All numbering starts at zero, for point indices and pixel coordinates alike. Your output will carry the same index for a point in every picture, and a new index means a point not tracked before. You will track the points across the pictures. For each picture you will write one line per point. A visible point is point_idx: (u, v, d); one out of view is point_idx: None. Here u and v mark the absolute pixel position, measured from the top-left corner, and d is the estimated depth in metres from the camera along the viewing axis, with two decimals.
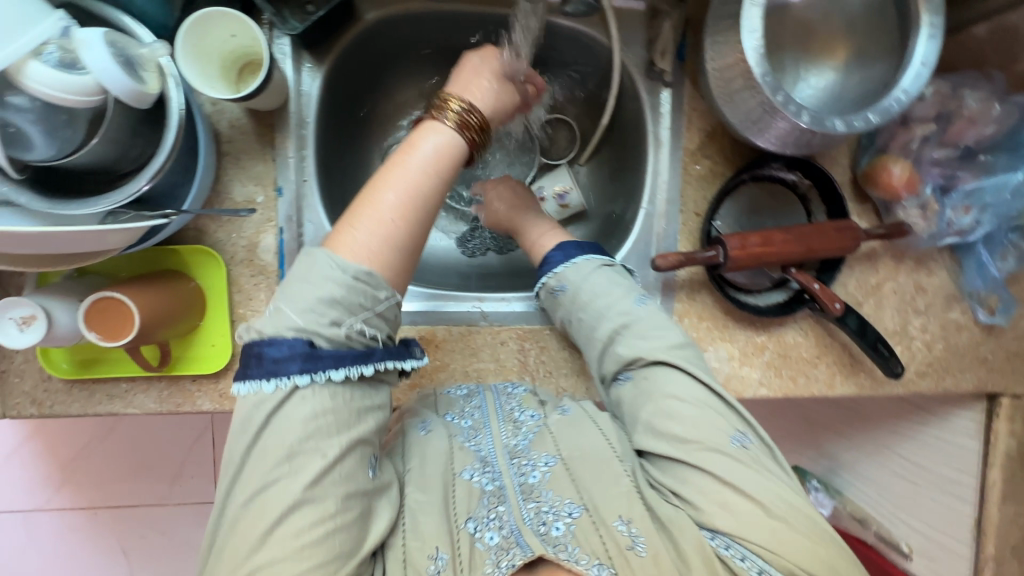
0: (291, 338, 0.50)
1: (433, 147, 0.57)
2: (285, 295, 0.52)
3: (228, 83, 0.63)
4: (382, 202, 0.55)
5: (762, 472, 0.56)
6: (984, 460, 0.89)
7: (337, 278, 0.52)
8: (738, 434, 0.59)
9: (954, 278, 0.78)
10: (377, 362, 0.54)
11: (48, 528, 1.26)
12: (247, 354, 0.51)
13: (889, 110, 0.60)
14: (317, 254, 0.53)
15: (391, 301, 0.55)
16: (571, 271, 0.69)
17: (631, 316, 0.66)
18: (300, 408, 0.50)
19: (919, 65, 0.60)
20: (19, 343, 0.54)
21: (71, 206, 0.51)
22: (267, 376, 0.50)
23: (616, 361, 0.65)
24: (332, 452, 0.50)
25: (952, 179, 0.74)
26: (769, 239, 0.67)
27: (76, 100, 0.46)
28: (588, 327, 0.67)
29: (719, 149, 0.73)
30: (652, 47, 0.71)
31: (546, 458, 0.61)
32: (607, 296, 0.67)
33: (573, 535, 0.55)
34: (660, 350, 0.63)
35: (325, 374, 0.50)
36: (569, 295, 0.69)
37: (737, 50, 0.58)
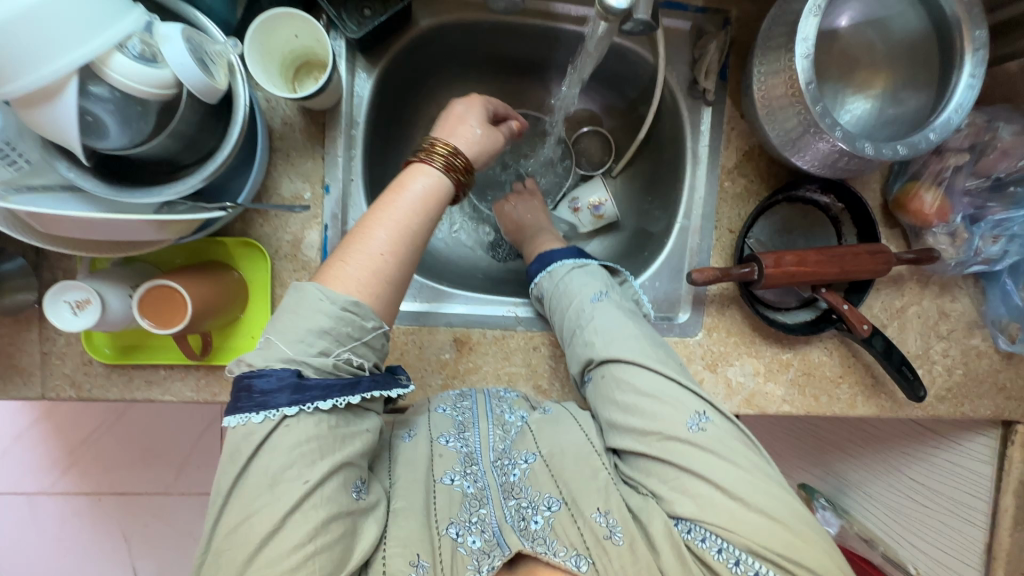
0: (280, 370, 0.48)
1: (419, 186, 0.58)
2: (275, 326, 0.51)
3: (285, 81, 0.64)
4: (371, 236, 0.55)
5: (725, 456, 0.56)
6: (997, 486, 0.90)
7: (325, 309, 0.51)
8: (695, 418, 0.58)
9: (976, 305, 0.80)
10: (363, 392, 0.52)
11: (53, 511, 1.25)
12: (237, 387, 0.49)
13: (918, 146, 0.60)
14: (307, 288, 0.52)
15: (379, 331, 0.54)
16: (544, 282, 0.72)
17: (589, 318, 0.67)
18: (286, 437, 0.48)
19: (953, 110, 0.60)
20: (73, 327, 0.55)
21: (134, 193, 0.52)
22: (256, 408, 0.48)
23: (579, 362, 0.66)
24: (314, 476, 0.47)
25: (982, 209, 0.75)
26: (803, 259, 0.69)
27: (154, 93, 0.47)
28: (560, 334, 0.69)
29: (755, 168, 0.75)
30: (696, 67, 0.73)
31: (526, 456, 0.61)
32: (569, 300, 0.69)
33: (551, 527, 0.56)
34: (612, 345, 0.64)
35: (313, 403, 0.49)
36: (547, 304, 0.71)
37: (788, 74, 0.60)
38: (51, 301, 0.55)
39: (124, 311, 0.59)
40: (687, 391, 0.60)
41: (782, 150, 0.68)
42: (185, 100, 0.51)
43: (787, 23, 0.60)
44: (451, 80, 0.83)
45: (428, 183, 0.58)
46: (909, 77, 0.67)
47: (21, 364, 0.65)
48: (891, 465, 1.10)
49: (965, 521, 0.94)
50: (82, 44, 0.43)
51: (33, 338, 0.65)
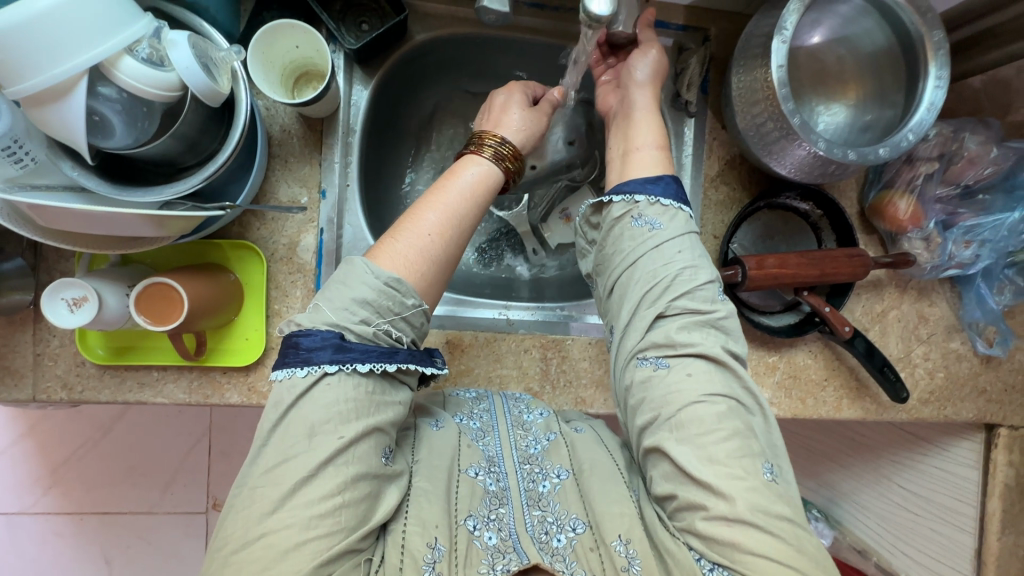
0: (324, 331, 0.51)
1: (474, 176, 0.62)
2: (323, 295, 0.54)
3: (284, 89, 0.67)
4: (424, 222, 0.57)
5: (792, 511, 0.53)
6: (983, 491, 0.90)
7: (370, 282, 0.53)
8: (768, 464, 0.55)
9: (953, 308, 0.83)
10: (400, 361, 0.53)
11: (34, 531, 1.22)
12: (285, 345, 0.52)
13: (868, 156, 0.63)
14: (356, 262, 0.55)
15: (418, 309, 0.55)
16: (670, 214, 0.62)
17: (707, 308, 0.59)
18: (324, 395, 0.50)
19: (909, 133, 0.63)
20: (69, 323, 0.56)
21: (134, 192, 0.53)
22: (301, 363, 0.50)
23: (664, 336, 0.58)
24: (349, 434, 0.49)
25: (953, 216, 0.78)
26: (785, 261, 0.71)
27: (157, 94, 0.49)
28: (656, 285, 0.59)
29: (737, 176, 0.78)
30: (679, 80, 0.77)
31: (558, 471, 0.60)
32: (693, 267, 0.60)
33: (573, 548, 0.55)
34: (715, 348, 0.58)
35: (352, 365, 0.51)
36: (657, 237, 0.61)
37: (765, 81, 0.62)
38: (48, 299, 0.55)
39: (120, 309, 0.60)
40: (761, 434, 0.57)
41: (762, 157, 0.71)
42: (188, 105, 0.53)
43: (762, 36, 0.64)
44: (444, 91, 0.86)
45: (480, 172, 0.63)
46: (878, 90, 0.71)
47: (14, 366, 0.65)
48: (879, 474, 1.11)
49: (955, 527, 0.94)
50: (94, 47, 0.45)
51: (27, 339, 0.65)
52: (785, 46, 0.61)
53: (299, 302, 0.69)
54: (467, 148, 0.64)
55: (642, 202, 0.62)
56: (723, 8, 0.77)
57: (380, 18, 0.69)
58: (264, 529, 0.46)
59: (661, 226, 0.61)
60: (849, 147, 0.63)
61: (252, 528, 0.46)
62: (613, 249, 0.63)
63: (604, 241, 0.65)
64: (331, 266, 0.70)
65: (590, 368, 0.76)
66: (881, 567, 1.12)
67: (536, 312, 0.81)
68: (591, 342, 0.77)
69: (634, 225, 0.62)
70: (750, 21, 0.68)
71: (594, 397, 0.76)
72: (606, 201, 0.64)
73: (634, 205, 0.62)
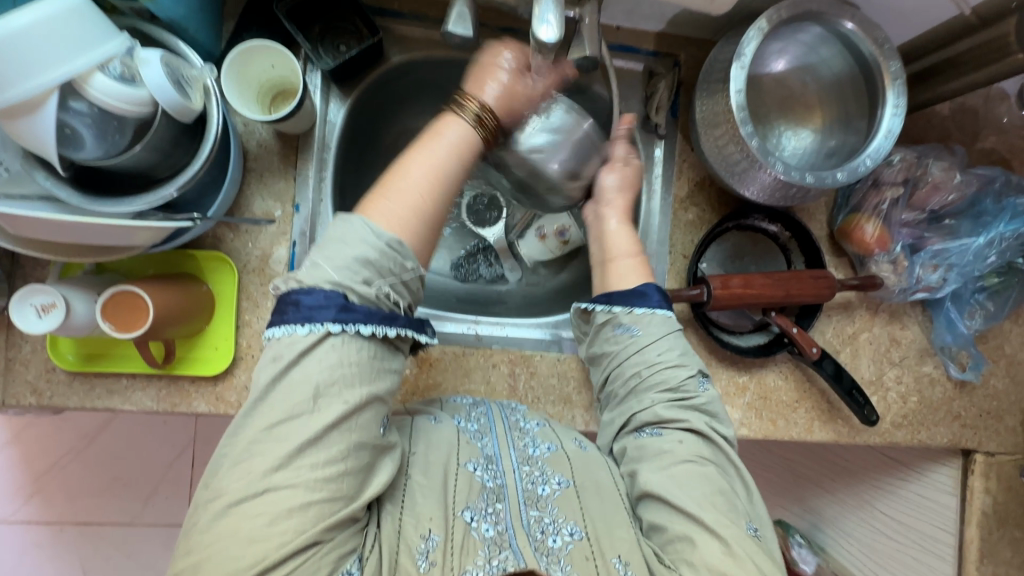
0: (327, 290, 0.51)
1: (460, 139, 0.61)
2: (320, 252, 0.53)
3: (260, 105, 0.70)
4: (419, 183, 0.58)
5: (774, 564, 0.54)
6: (961, 518, 0.89)
7: (372, 242, 0.53)
8: (753, 523, 0.57)
9: (925, 332, 0.83)
10: (399, 326, 0.54)
11: (13, 540, 1.22)
12: (283, 302, 0.52)
13: (826, 180, 0.65)
14: (354, 221, 0.55)
15: (416, 273, 0.57)
16: (649, 318, 0.65)
17: (691, 393, 0.63)
18: (327, 356, 0.50)
19: (867, 159, 0.65)
20: (36, 329, 0.57)
21: (106, 203, 0.55)
22: (301, 322, 0.50)
23: (653, 415, 0.62)
24: (353, 400, 0.50)
25: (921, 240, 0.79)
26: (750, 281, 0.72)
27: (128, 110, 0.52)
28: (641, 382, 0.64)
29: (706, 198, 0.79)
30: (649, 103, 0.79)
31: (559, 478, 0.59)
32: (675, 364, 0.64)
33: (568, 552, 0.54)
34: (702, 423, 0.62)
35: (354, 326, 0.51)
36: (637, 343, 0.65)
37: (725, 104, 0.64)
38: (18, 305, 0.57)
39: (89, 316, 0.61)
40: (744, 496, 0.60)
41: (727, 179, 0.72)
42: (159, 119, 0.55)
43: (721, 65, 0.66)
44: (424, 110, 0.89)
45: (467, 134, 0.62)
46: (843, 116, 0.72)
47: None
48: (862, 499, 1.10)
49: (934, 555, 0.92)
50: (65, 65, 0.47)
51: None
52: (744, 72, 0.63)
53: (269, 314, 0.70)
54: (450, 107, 0.62)
55: (620, 311, 0.66)
56: (692, 35, 0.79)
57: (357, 40, 0.72)
58: (266, 487, 0.46)
59: (639, 333, 0.65)
60: (805, 171, 0.65)
61: (252, 485, 0.46)
62: (600, 349, 0.68)
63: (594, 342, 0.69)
64: None
65: (558, 384, 0.76)
66: None
67: (507, 328, 0.81)
68: (560, 359, 0.77)
69: (615, 332, 0.66)
70: (713, 48, 0.70)
71: (562, 414, 0.76)
72: (589, 307, 0.69)
73: (613, 314, 0.66)
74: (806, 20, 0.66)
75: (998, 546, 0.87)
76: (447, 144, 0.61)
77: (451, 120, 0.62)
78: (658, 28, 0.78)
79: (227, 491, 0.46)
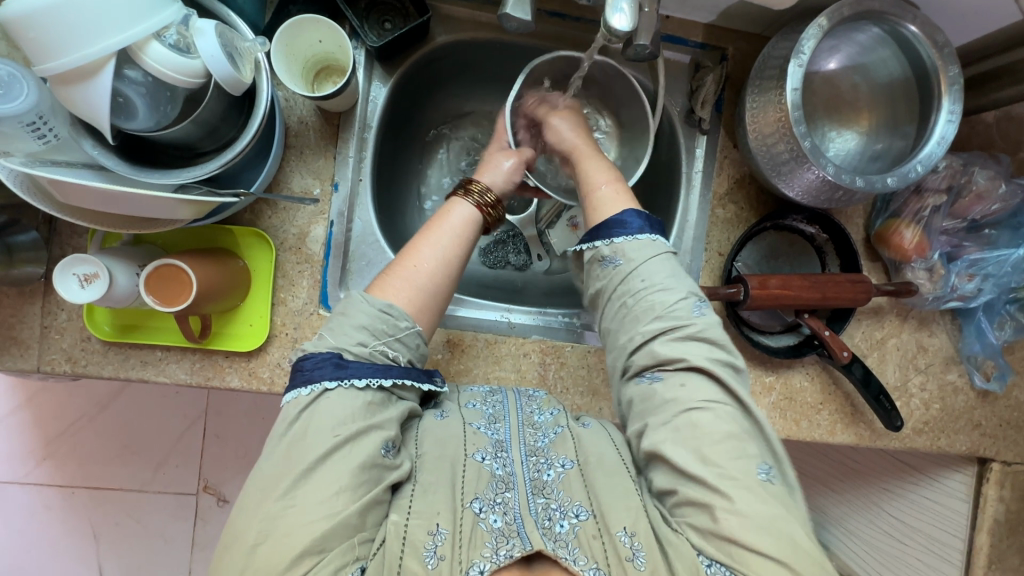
0: (324, 353, 0.55)
1: (463, 219, 0.65)
2: (328, 327, 0.58)
3: (304, 82, 0.69)
4: (416, 262, 0.61)
5: (788, 513, 0.52)
6: (972, 524, 0.88)
7: (368, 309, 0.58)
8: (765, 465, 0.55)
9: (953, 341, 0.83)
10: (394, 377, 0.57)
11: (25, 501, 1.23)
12: (294, 369, 0.57)
13: (875, 184, 0.64)
14: (356, 296, 0.59)
15: (412, 331, 0.59)
16: (629, 245, 0.61)
17: (684, 321, 0.59)
18: (323, 407, 0.53)
19: (917, 164, 0.64)
20: (79, 299, 0.57)
21: (152, 174, 0.55)
22: (303, 384, 0.54)
23: (648, 354, 0.58)
24: (344, 433, 0.52)
25: (958, 248, 0.79)
26: (788, 283, 0.72)
27: (181, 80, 0.51)
28: (630, 315, 0.60)
29: (745, 196, 0.79)
30: (694, 97, 0.78)
31: (564, 460, 0.59)
32: (663, 289, 0.60)
33: (575, 535, 0.54)
34: (701, 358, 0.58)
35: (348, 381, 0.54)
36: (621, 273, 0.61)
37: (780, 102, 0.63)
38: (59, 274, 0.56)
39: (129, 288, 0.60)
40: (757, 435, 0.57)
41: (771, 179, 0.71)
42: (210, 91, 0.54)
43: (777, 63, 0.65)
44: (461, 92, 0.88)
45: (465, 217, 0.66)
46: (890, 120, 0.71)
47: (20, 337, 0.66)
48: (871, 502, 1.11)
49: (940, 558, 0.93)
50: (121, 33, 0.46)
51: (35, 311, 0.66)
52: (801, 70, 0.62)
53: (305, 292, 0.70)
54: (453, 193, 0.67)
55: (604, 246, 0.62)
56: (741, 28, 0.78)
57: (403, 18, 0.72)
58: (267, 520, 0.49)
59: (625, 262, 0.61)
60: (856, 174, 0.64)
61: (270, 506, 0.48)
62: (593, 290, 0.64)
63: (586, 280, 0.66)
64: (339, 259, 0.71)
65: (588, 376, 0.77)
66: None
67: (538, 316, 0.81)
68: (590, 350, 0.77)
69: (604, 266, 0.63)
70: (768, 44, 0.69)
71: (590, 405, 0.76)
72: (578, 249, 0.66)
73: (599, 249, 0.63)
74: (867, 20, 0.65)
75: (1007, 552, 0.87)
76: (447, 229, 0.64)
77: (452, 205, 0.66)
78: (708, 19, 0.77)
79: None
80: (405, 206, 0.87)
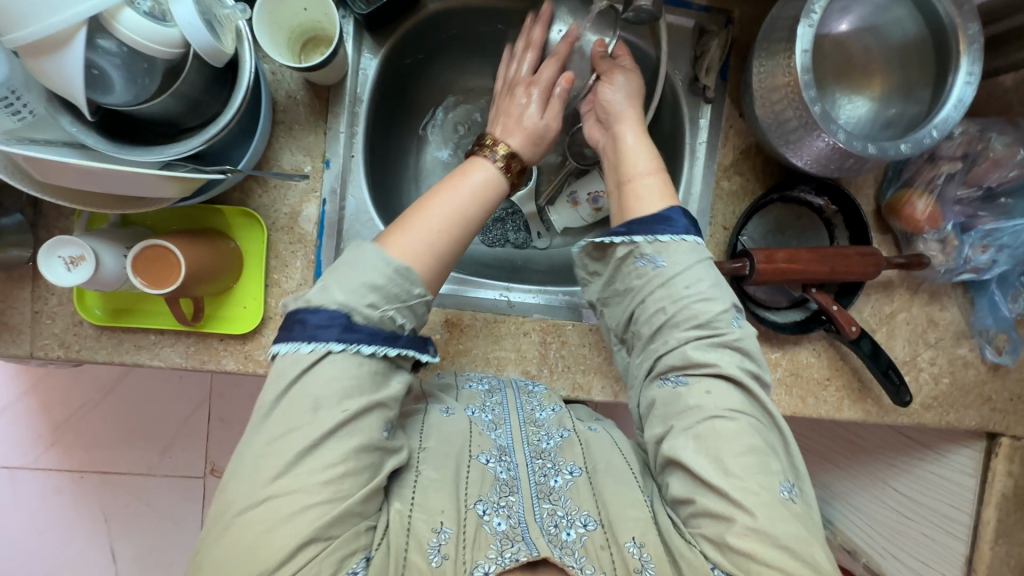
0: (331, 309, 0.51)
1: (486, 181, 0.61)
2: (332, 275, 0.53)
3: (290, 52, 0.67)
4: (434, 222, 0.57)
5: (807, 532, 0.51)
6: (980, 498, 0.88)
7: (382, 266, 0.53)
8: (787, 483, 0.54)
9: (965, 314, 0.81)
10: (399, 347, 0.54)
11: (35, 486, 1.24)
12: (291, 319, 0.52)
13: (888, 152, 0.61)
14: (367, 247, 0.54)
15: (423, 300, 0.56)
16: (676, 247, 0.60)
17: (722, 330, 0.58)
18: (327, 371, 0.50)
19: (932, 129, 0.61)
20: (65, 282, 0.55)
21: (135, 152, 0.53)
22: (306, 339, 0.51)
23: (679, 357, 0.57)
24: (352, 408, 0.50)
25: (973, 219, 0.77)
26: (795, 256, 0.69)
27: (159, 50, 0.48)
28: (667, 320, 0.59)
29: (751, 167, 0.76)
30: (698, 64, 0.75)
31: (571, 467, 0.59)
32: (706, 299, 0.58)
33: (582, 544, 0.53)
34: (734, 369, 0.57)
35: (356, 346, 0.51)
36: (662, 275, 0.60)
37: (789, 65, 0.60)
38: (46, 256, 0.55)
39: (118, 270, 0.59)
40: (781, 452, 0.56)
41: (779, 148, 0.69)
42: (190, 63, 0.52)
43: (785, 25, 0.62)
44: (456, 64, 0.85)
45: (487, 175, 0.62)
46: (903, 84, 0.68)
47: (12, 322, 0.65)
48: (876, 478, 1.09)
49: (947, 533, 0.92)
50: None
51: (25, 296, 0.65)
52: (811, 31, 0.59)
53: (299, 273, 0.69)
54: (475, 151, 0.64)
55: (641, 242, 0.61)
56: None
57: None
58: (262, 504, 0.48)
59: (664, 264, 0.60)
60: (868, 140, 0.61)
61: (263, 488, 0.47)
62: (622, 285, 0.63)
63: (613, 276, 0.64)
64: (332, 239, 0.69)
65: (590, 354, 0.75)
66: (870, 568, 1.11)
67: (538, 295, 0.79)
68: (592, 329, 0.76)
69: (638, 264, 0.61)
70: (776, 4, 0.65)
71: (592, 384, 0.75)
72: (607, 240, 0.64)
73: (635, 246, 0.61)
74: None
75: (1015, 526, 0.86)
76: (467, 186, 0.61)
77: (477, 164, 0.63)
78: None
79: None
80: (400, 184, 0.85)
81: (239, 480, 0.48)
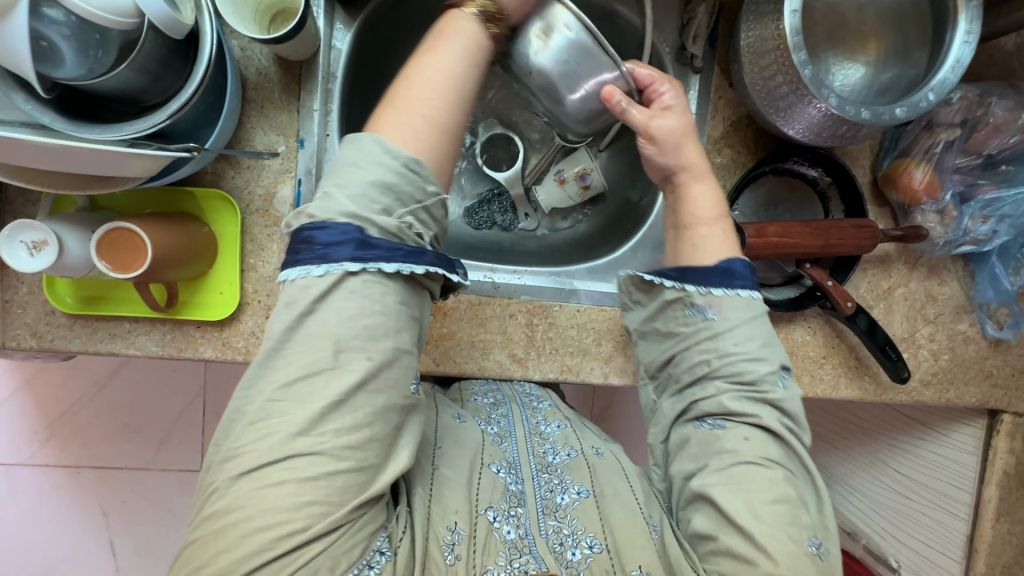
0: (343, 224, 0.46)
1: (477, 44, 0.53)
2: (334, 180, 0.48)
3: (257, 25, 0.64)
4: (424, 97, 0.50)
5: None
6: (980, 477, 0.86)
7: (386, 163, 0.47)
8: (815, 539, 0.53)
9: (965, 287, 0.78)
10: (426, 264, 0.49)
11: (31, 482, 1.23)
12: (296, 240, 0.47)
13: (882, 117, 0.59)
14: (365, 142, 0.48)
15: (438, 199, 0.50)
16: (730, 301, 0.58)
17: (767, 386, 0.57)
18: (347, 303, 0.46)
19: (930, 90, 0.59)
20: (28, 267, 0.54)
21: (94, 130, 0.50)
22: (317, 261, 0.46)
23: (717, 404, 0.57)
24: (377, 355, 0.46)
25: (973, 188, 0.74)
26: (787, 230, 0.67)
27: (114, 22, 0.46)
28: (710, 371, 0.58)
29: (742, 139, 0.73)
30: (685, 32, 0.72)
31: (578, 488, 0.60)
32: (754, 357, 0.57)
33: (587, 565, 0.54)
34: (773, 421, 0.56)
35: (375, 264, 0.46)
36: (712, 328, 0.59)
37: (778, 27, 0.58)
38: (7, 242, 0.53)
39: (84, 256, 0.57)
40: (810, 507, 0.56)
41: (771, 118, 0.66)
42: (146, 34, 0.50)
43: None
44: None
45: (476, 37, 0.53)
46: (898, 46, 0.65)
47: None
48: (875, 458, 1.07)
49: (948, 513, 0.90)
50: None
51: None
52: None
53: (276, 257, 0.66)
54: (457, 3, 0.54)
55: (693, 291, 0.59)
56: None
57: None
58: None
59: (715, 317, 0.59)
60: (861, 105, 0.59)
61: None
62: (664, 325, 0.63)
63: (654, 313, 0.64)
64: None
65: (578, 336, 0.73)
66: (869, 549, 1.09)
67: (524, 276, 0.77)
68: (580, 309, 0.74)
69: (687, 312, 0.60)
70: None
71: (581, 366, 0.73)
72: (655, 280, 0.63)
73: (686, 295, 0.60)
74: None
75: (1017, 504, 0.85)
76: (456, 43, 0.53)
77: (453, 19, 0.54)
78: None
79: (238, 447, 0.44)
80: None
81: (242, 439, 0.44)
